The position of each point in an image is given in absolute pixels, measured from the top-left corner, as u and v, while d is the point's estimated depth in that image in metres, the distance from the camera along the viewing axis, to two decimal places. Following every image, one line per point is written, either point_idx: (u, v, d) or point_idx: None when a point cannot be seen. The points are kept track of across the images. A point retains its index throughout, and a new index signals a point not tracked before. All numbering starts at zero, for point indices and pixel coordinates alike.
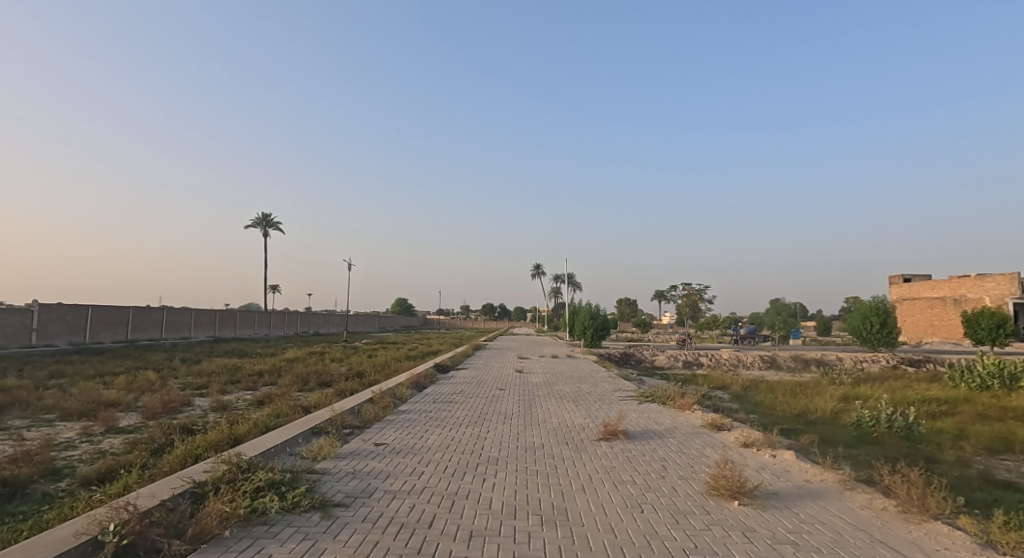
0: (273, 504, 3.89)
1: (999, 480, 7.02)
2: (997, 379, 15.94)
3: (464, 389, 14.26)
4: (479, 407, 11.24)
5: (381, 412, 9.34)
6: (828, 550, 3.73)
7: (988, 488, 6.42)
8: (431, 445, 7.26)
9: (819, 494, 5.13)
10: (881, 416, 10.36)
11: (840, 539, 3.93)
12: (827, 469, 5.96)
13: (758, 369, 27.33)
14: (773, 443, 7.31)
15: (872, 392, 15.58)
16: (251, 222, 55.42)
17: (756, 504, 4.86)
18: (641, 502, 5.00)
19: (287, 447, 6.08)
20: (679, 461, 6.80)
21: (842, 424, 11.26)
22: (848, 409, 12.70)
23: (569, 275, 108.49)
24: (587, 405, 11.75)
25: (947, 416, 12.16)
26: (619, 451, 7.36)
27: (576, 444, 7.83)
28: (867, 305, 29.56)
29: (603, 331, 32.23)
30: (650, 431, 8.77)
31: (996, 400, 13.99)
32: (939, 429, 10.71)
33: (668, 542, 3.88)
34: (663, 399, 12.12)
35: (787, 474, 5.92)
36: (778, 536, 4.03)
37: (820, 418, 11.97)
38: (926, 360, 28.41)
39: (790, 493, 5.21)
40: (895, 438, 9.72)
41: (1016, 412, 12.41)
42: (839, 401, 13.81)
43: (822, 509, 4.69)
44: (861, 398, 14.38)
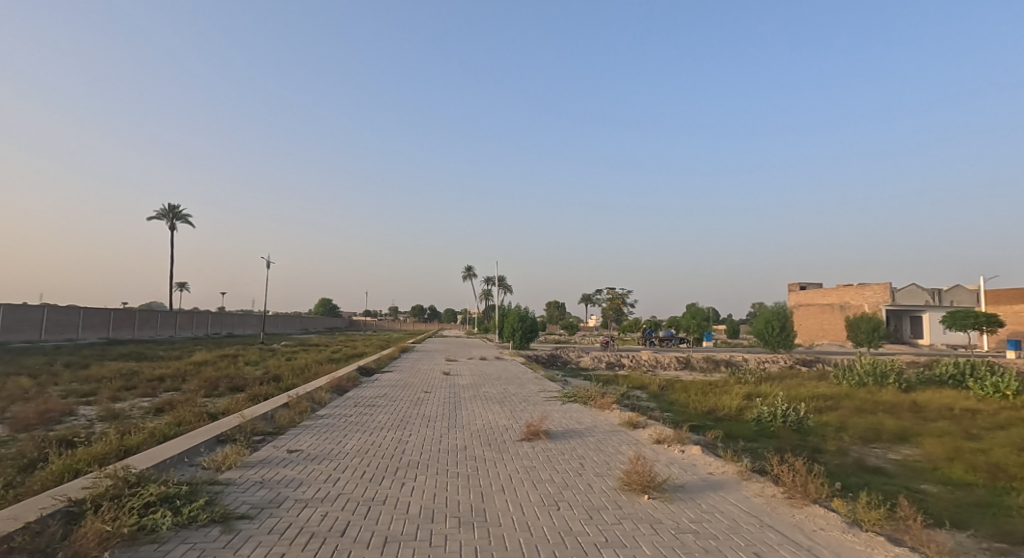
0: (165, 520, 3.60)
1: (871, 466, 7.87)
2: (872, 377, 17.91)
3: (388, 392, 13.94)
4: (403, 410, 11.05)
5: (296, 417, 8.91)
6: (725, 536, 4.01)
7: (863, 475, 7.18)
8: (349, 451, 7.04)
9: (720, 486, 5.50)
10: (777, 412, 11.33)
11: (735, 525, 4.25)
12: (729, 461, 6.41)
13: (673, 369, 28.92)
14: (682, 439, 7.74)
15: (771, 390, 16.95)
16: (155, 214, 50.66)
17: (664, 497, 5.14)
18: (558, 500, 5.12)
19: (186, 458, 5.66)
20: (596, 458, 7.04)
21: (744, 420, 12.17)
22: (750, 406, 13.73)
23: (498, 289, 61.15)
24: (511, 407, 11.86)
25: (832, 410, 13.50)
26: (540, 451, 7.48)
27: (499, 445, 7.89)
28: (770, 310, 32.09)
29: (532, 333, 32.82)
30: (571, 431, 9.00)
31: (871, 395, 15.69)
32: (825, 422, 11.84)
33: (581, 538, 4.01)
34: (585, 399, 12.51)
35: (693, 467, 6.29)
36: (681, 526, 4.28)
37: (726, 415, 12.84)
38: (817, 360, 31.23)
39: (694, 485, 5.54)
40: (789, 432, 10.63)
41: (887, 406, 13.98)
42: (743, 399, 14.91)
43: (721, 498, 5.04)
44: (761, 395, 15.60)
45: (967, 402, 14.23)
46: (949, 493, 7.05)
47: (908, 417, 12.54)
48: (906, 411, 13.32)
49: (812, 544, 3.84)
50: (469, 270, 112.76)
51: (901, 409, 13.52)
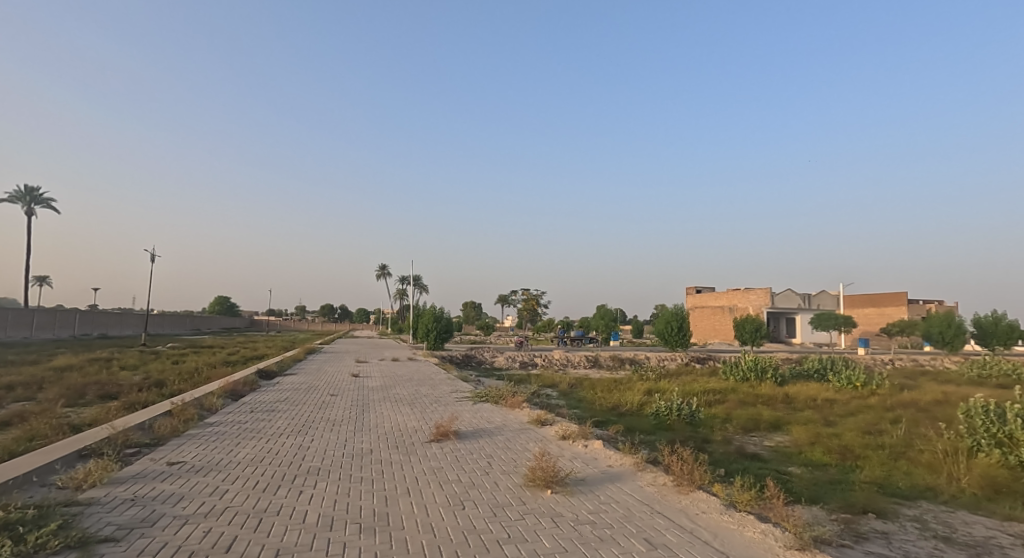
0: (3, 551, 3.15)
1: (751, 453, 8.67)
2: (754, 372, 19.71)
3: (289, 396, 13.14)
4: (305, 415, 10.50)
5: (180, 426, 8.16)
6: (618, 525, 4.23)
7: (742, 461, 7.90)
8: (240, 460, 6.57)
9: (618, 477, 5.78)
10: (673, 406, 12.12)
11: (628, 514, 4.49)
12: (627, 454, 6.76)
13: (582, 368, 29.98)
14: (585, 434, 8.05)
15: (668, 385, 18.11)
16: (9, 197, 44.21)
17: (566, 490, 5.31)
18: (463, 499, 5.12)
19: (38, 478, 4.99)
20: (504, 456, 7.13)
21: (643, 414, 12.90)
22: (650, 401, 14.58)
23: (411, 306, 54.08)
24: (421, 408, 11.69)
25: (720, 403, 14.71)
26: (448, 451, 7.43)
27: (407, 446, 7.75)
28: (670, 311, 34.21)
29: (446, 333, 32.51)
30: (480, 430, 9.04)
31: (753, 388, 17.27)
32: (713, 414, 12.87)
33: (484, 535, 4.03)
34: (495, 399, 12.63)
35: (594, 461, 6.56)
36: (580, 517, 4.45)
37: (628, 410, 13.53)
38: (709, 358, 33.78)
39: (594, 478, 5.78)
40: (682, 424, 11.43)
41: (766, 398, 15.45)
42: (644, 394, 15.80)
43: (618, 489, 5.30)
44: (660, 391, 16.62)
45: (829, 393, 16.13)
46: (810, 473, 7.97)
47: (781, 408, 13.97)
48: (780, 403, 14.82)
49: (694, 526, 4.14)
50: (383, 268, 109.50)
51: (777, 401, 15.01)
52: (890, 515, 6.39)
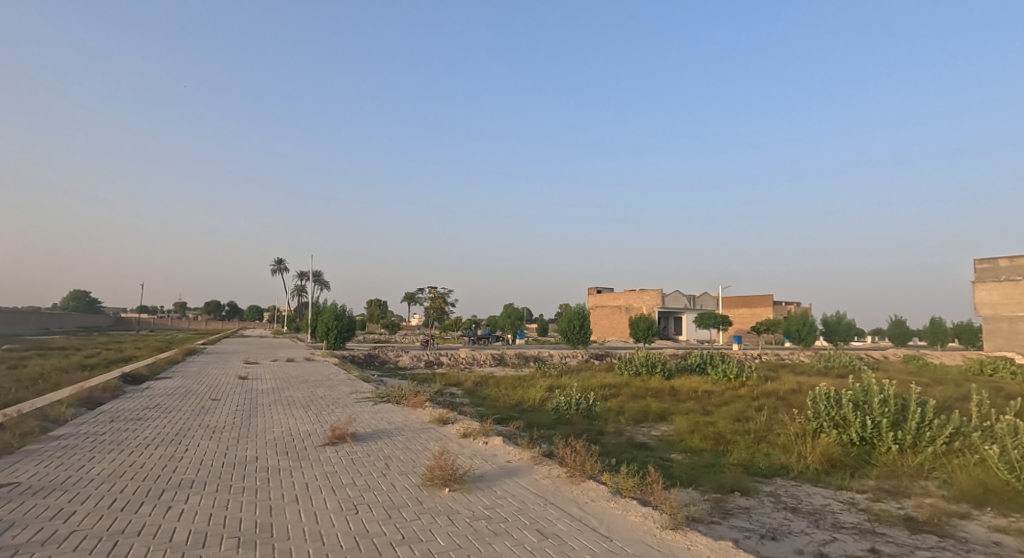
0: None
1: (641, 443, 9.22)
2: (646, 367, 21.01)
3: (161, 402, 11.89)
4: (179, 422, 9.54)
5: (16, 442, 7.04)
6: (513, 517, 4.28)
7: (631, 450, 8.38)
8: (94, 476, 5.80)
9: (515, 471, 5.86)
10: (571, 401, 12.57)
11: (523, 507, 4.56)
12: (525, 448, 6.89)
13: (488, 366, 30.20)
14: (486, 431, 8.09)
15: (568, 381, 18.78)
16: None
17: (463, 488, 5.29)
18: (357, 503, 4.92)
19: None
20: (402, 457, 6.95)
21: (544, 409, 13.25)
22: (551, 396, 15.02)
23: (310, 304, 51.11)
24: (315, 410, 11.10)
25: (614, 396, 15.52)
26: (343, 455, 7.11)
27: (298, 452, 7.31)
28: (573, 310, 35.47)
29: (348, 332, 31.17)
30: (378, 431, 8.76)
31: (645, 382, 18.43)
32: (609, 407, 13.55)
33: (377, 539, 3.89)
34: (396, 398, 12.34)
35: (493, 457, 6.61)
36: (476, 513, 4.44)
37: (530, 406, 13.83)
38: (607, 354, 35.50)
39: (492, 474, 5.81)
40: (580, 418, 11.91)
41: (656, 391, 16.54)
42: (545, 390, 16.23)
43: (515, 483, 5.38)
44: (560, 387, 17.17)
45: (709, 386, 17.64)
46: (690, 458, 8.66)
47: (668, 400, 15.04)
48: (668, 395, 15.94)
49: (584, 514, 4.31)
50: (280, 263, 102.64)
51: (664, 394, 16.11)
52: (752, 492, 7.11)
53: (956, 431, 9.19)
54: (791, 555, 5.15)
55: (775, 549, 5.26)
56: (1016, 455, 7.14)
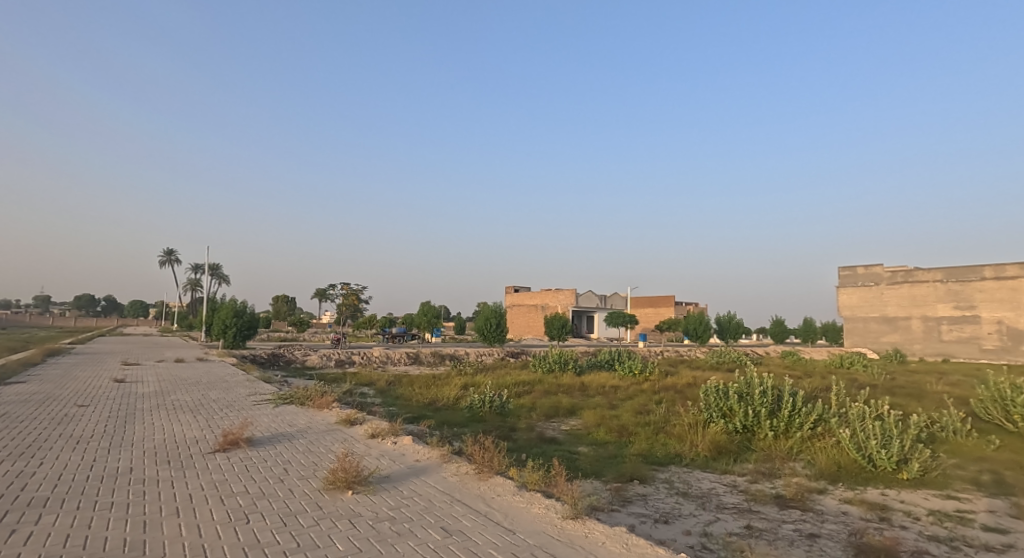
0: None
1: (550, 438, 9.58)
2: (559, 364, 21.73)
3: (17, 410, 10.53)
4: (38, 433, 8.52)
5: None
6: (418, 517, 4.33)
7: (540, 445, 8.69)
8: None
9: (423, 470, 5.90)
10: (485, 398, 12.74)
11: (429, 505, 4.62)
12: (434, 447, 6.93)
13: (402, 365, 29.69)
14: (395, 431, 8.03)
15: (483, 379, 18.97)
16: None
17: (367, 489, 5.25)
18: (249, 512, 4.72)
19: None
20: (303, 461, 6.73)
21: (457, 408, 13.32)
22: (464, 394, 15.13)
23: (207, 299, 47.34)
24: (206, 415, 10.38)
25: (527, 393, 15.93)
26: (236, 461, 6.75)
27: (183, 460, 6.83)
28: (490, 308, 35.74)
29: (249, 330, 29.34)
30: (278, 435, 8.38)
31: (557, 379, 19.06)
32: (521, 403, 13.88)
33: (269, 549, 3.78)
34: (301, 399, 11.85)
35: (401, 457, 6.58)
36: (379, 515, 4.44)
37: (443, 404, 13.84)
38: (522, 352, 36.21)
39: (399, 474, 5.81)
40: (493, 415, 12.12)
41: (566, 387, 17.17)
42: (459, 388, 16.30)
43: (422, 482, 5.42)
44: (475, 384, 17.32)
45: (616, 381, 18.60)
46: (595, 450, 9.13)
47: (577, 395, 15.69)
48: (578, 391, 16.62)
49: (489, 509, 4.46)
50: (171, 253, 93.83)
51: (574, 389, 16.78)
52: (648, 480, 7.66)
53: (820, 418, 10.45)
54: (679, 535, 5.63)
55: (666, 531, 5.72)
56: (864, 437, 8.27)
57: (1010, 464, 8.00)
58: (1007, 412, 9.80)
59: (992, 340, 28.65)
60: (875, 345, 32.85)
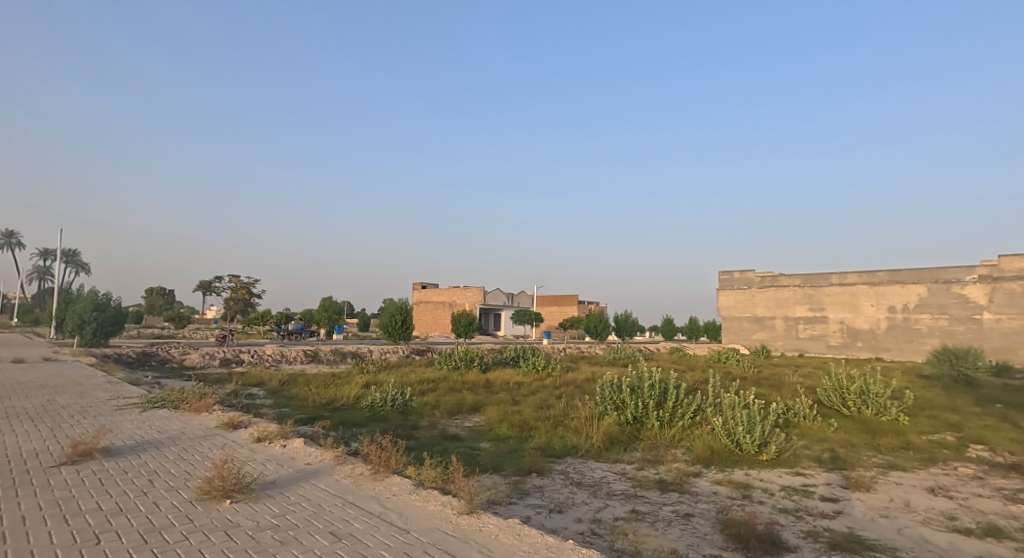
0: None
1: (451, 435, 9.66)
2: (464, 361, 21.84)
3: None
4: None
5: None
6: (304, 523, 4.23)
7: (442, 442, 8.75)
8: None
9: (314, 474, 5.74)
10: (387, 397, 12.52)
11: (318, 510, 4.53)
12: (327, 449, 6.75)
13: (298, 364, 28.17)
14: (284, 434, 7.69)
15: (385, 377, 18.57)
16: None
17: (249, 498, 5.01)
18: (103, 531, 4.31)
19: None
20: (173, 471, 6.24)
21: (357, 407, 12.96)
22: (365, 393, 14.75)
23: (63, 291, 41.62)
24: (55, 423, 9.21)
25: (431, 391, 15.86)
26: (89, 476, 6.09)
27: (19, 478, 6.02)
28: (395, 305, 34.94)
29: (113, 326, 26.46)
30: (146, 444, 7.67)
31: (461, 376, 19.14)
32: (424, 401, 13.80)
33: None
34: (178, 403, 10.91)
35: (290, 461, 6.34)
36: (261, 524, 4.28)
37: (342, 404, 13.41)
38: (427, 349, 35.82)
39: (286, 479, 5.60)
40: (394, 413, 11.96)
41: (470, 384, 17.31)
42: (360, 387, 15.85)
43: (312, 486, 5.28)
44: (376, 383, 16.92)
45: (519, 377, 19.07)
46: (495, 446, 9.35)
47: (481, 392, 15.89)
48: (482, 388, 16.82)
49: (383, 510, 4.47)
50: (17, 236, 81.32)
51: (479, 386, 16.97)
52: (546, 471, 8.02)
53: (699, 408, 11.49)
54: (571, 523, 5.98)
55: (558, 520, 6.05)
56: (734, 425, 9.24)
57: (847, 443, 9.34)
58: (845, 399, 11.40)
59: (837, 337, 32.90)
60: (749, 342, 36.45)
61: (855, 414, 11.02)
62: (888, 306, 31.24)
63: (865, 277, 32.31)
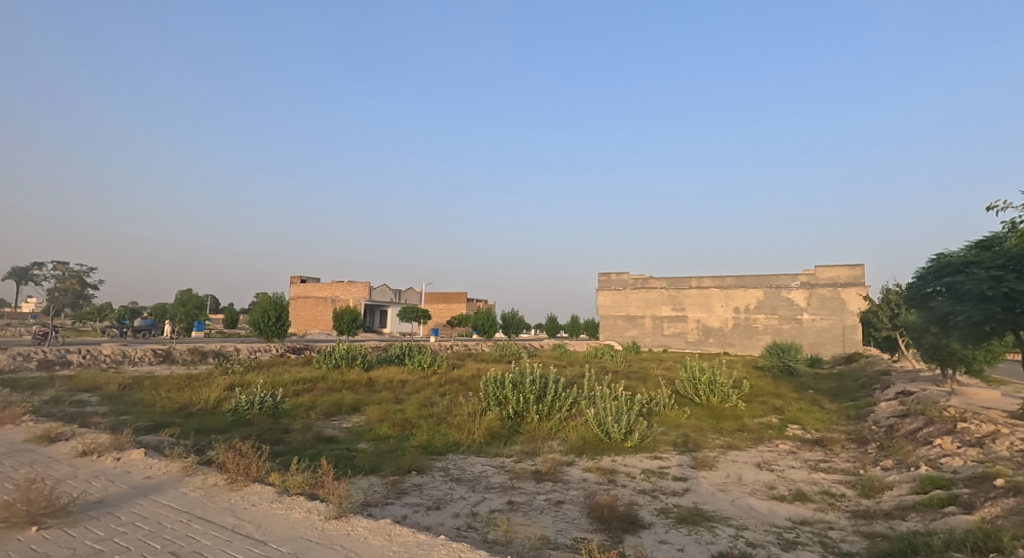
0: None
1: (326, 437, 9.22)
2: (345, 359, 20.95)
3: None
4: None
5: None
6: (138, 545, 3.80)
7: (316, 445, 8.32)
8: None
9: (155, 488, 5.16)
10: (254, 399, 11.59)
11: (156, 529, 4.08)
12: (173, 460, 6.10)
13: (147, 365, 25.01)
14: (119, 445, 6.80)
15: (252, 378, 17.17)
16: None
17: (66, 522, 4.36)
18: None
19: None
20: None
21: (219, 411, 11.85)
22: (228, 396, 13.53)
23: None
24: None
25: (306, 391, 14.98)
26: None
27: None
28: (268, 299, 32.45)
29: None
30: None
31: (341, 375, 18.31)
32: (297, 402, 13.00)
33: None
34: None
35: (126, 475, 5.63)
36: (80, 552, 3.75)
37: (200, 409, 12.18)
38: (304, 348, 33.69)
39: (118, 497, 4.96)
40: (263, 417, 11.13)
41: (349, 383, 16.63)
42: (223, 390, 14.52)
43: (150, 503, 4.74)
44: (242, 385, 15.60)
45: (403, 375, 18.73)
46: (374, 446, 9.10)
47: (361, 391, 15.35)
48: (362, 387, 16.24)
49: (237, 522, 4.17)
50: None
51: (359, 385, 16.37)
52: (426, 469, 7.98)
53: (574, 401, 12.13)
54: (447, 518, 6.02)
55: (434, 516, 6.04)
56: (605, 415, 9.88)
57: (697, 427, 10.43)
58: (696, 388, 12.73)
59: (694, 333, 36.52)
60: (621, 338, 39.15)
61: (704, 401, 12.35)
62: (735, 306, 35.29)
63: (718, 282, 36.23)
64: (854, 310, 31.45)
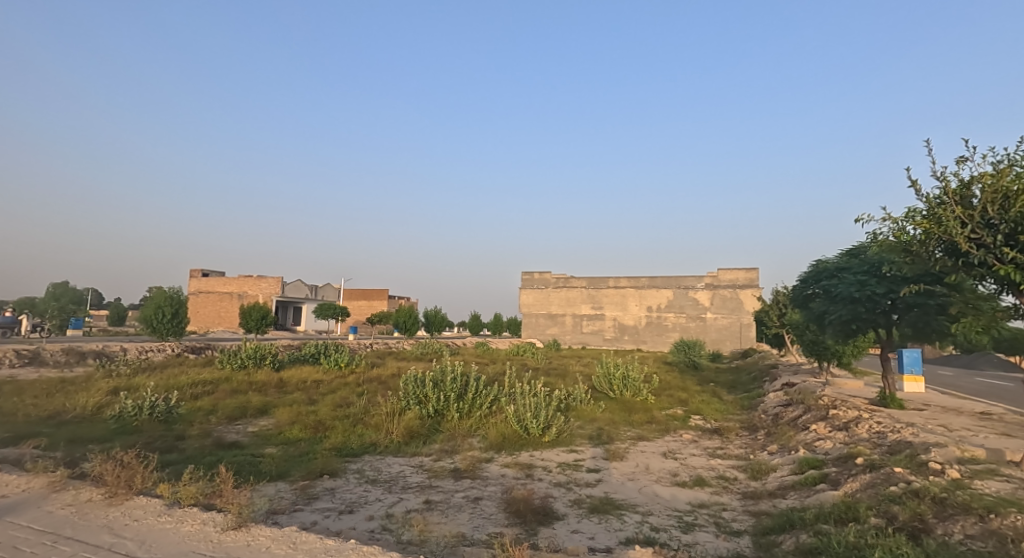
0: None
1: (228, 443, 8.58)
2: (253, 359, 19.66)
3: None
4: None
5: None
6: None
7: (217, 452, 7.73)
8: None
9: (14, 508, 4.54)
10: (144, 404, 10.55)
11: (12, 553, 3.59)
12: (37, 475, 5.39)
13: (13, 368, 22.01)
14: None
15: (143, 381, 15.63)
16: None
17: None
18: None
19: None
20: None
21: (100, 419, 10.66)
22: (112, 401, 12.21)
23: None
24: None
25: (206, 394, 13.88)
26: None
27: None
28: (164, 294, 29.76)
29: None
30: None
31: (247, 376, 17.16)
32: (195, 407, 11.99)
33: None
34: None
35: None
36: None
37: (76, 417, 10.88)
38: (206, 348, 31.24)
39: None
40: (154, 423, 10.16)
41: (257, 384, 15.63)
42: (106, 395, 13.09)
43: (6, 525, 4.16)
44: (130, 388, 14.16)
45: (317, 375, 17.89)
46: (283, 450, 8.60)
47: (271, 393, 14.49)
48: (271, 388, 15.31)
49: (115, 540, 3.77)
50: None
51: (268, 386, 15.44)
52: (340, 472, 7.66)
53: (495, 398, 12.17)
54: (360, 522, 5.80)
55: (347, 521, 5.81)
56: (524, 411, 10.00)
57: (610, 421, 10.83)
58: (611, 384, 13.22)
59: (610, 331, 37.93)
60: (542, 336, 39.87)
61: (618, 395, 12.84)
62: (648, 305, 37.10)
63: (633, 282, 37.87)
64: (749, 310, 34.15)
